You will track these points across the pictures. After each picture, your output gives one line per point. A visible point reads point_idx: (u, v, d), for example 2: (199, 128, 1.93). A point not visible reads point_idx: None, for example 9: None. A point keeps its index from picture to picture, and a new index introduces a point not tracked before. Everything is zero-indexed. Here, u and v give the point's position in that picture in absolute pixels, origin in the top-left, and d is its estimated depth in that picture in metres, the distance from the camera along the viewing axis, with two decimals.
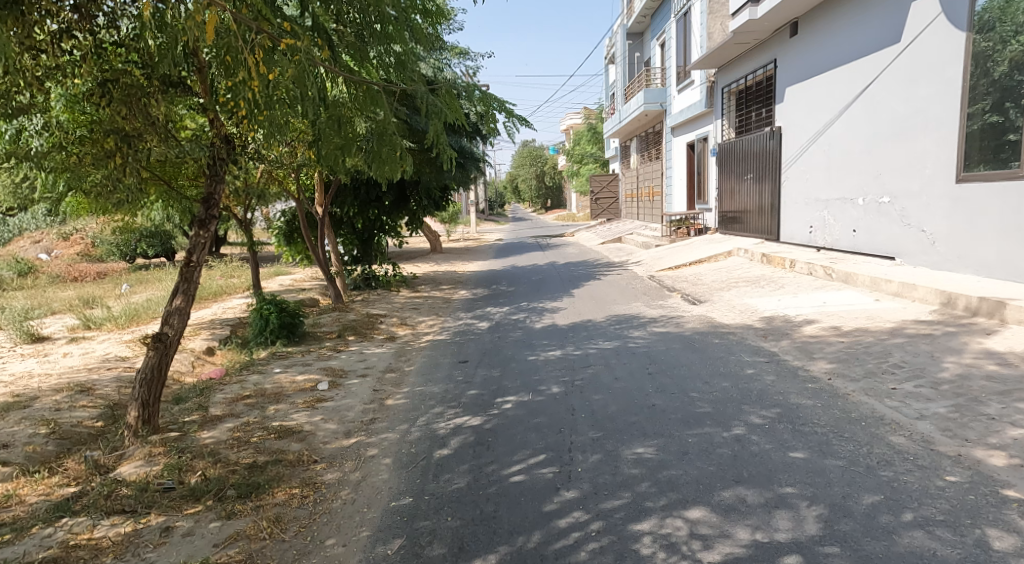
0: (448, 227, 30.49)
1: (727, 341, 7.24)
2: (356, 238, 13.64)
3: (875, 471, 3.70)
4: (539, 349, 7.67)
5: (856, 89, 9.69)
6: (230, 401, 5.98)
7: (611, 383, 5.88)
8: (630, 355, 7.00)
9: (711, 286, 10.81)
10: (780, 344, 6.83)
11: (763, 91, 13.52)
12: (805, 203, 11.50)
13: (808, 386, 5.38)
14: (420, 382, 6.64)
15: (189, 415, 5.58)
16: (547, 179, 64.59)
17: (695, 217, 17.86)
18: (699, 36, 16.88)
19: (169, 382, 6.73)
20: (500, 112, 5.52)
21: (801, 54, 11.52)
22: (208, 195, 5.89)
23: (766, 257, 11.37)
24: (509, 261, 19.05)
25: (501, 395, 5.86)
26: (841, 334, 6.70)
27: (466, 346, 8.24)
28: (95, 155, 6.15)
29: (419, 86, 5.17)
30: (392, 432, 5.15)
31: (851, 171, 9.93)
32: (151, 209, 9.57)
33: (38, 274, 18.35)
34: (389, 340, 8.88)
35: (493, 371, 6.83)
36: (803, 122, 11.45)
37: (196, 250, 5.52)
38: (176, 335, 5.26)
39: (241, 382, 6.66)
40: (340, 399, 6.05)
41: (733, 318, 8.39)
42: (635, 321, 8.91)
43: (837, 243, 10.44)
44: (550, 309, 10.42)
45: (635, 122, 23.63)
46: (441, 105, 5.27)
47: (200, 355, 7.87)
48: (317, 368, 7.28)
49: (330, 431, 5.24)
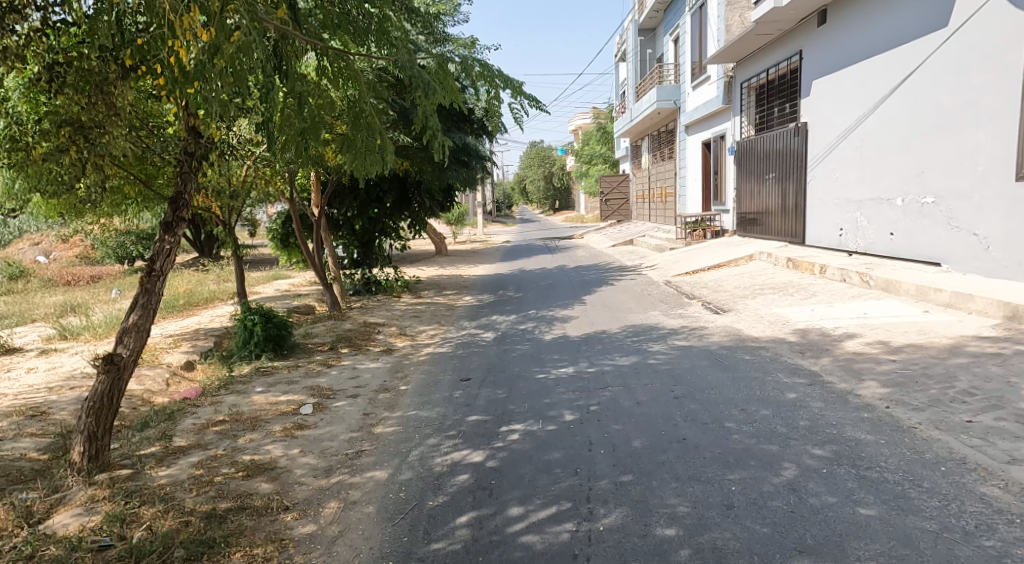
0: (454, 227, 29.80)
1: (759, 358, 6.48)
2: (356, 239, 12.93)
3: (976, 541, 2.96)
4: (549, 365, 6.93)
5: (894, 80, 8.94)
6: (199, 429, 5.27)
7: (632, 411, 5.14)
8: (652, 374, 6.26)
9: (733, 293, 10.06)
10: (820, 362, 6.05)
11: (786, 85, 12.75)
12: (833, 204, 10.74)
13: (863, 416, 4.61)
14: (416, 406, 5.91)
15: (149, 446, 4.88)
16: (555, 180, 63.89)
17: (711, 218, 17.07)
18: (716, 29, 16.15)
19: (136, 405, 6.03)
20: (504, 90, 4.79)
21: (830, 43, 10.76)
22: (176, 195, 5.18)
23: (793, 262, 10.61)
24: (516, 264, 18.32)
25: (507, 423, 5.13)
26: (891, 352, 5.92)
27: (469, 361, 7.51)
28: (50, 150, 5.45)
29: (406, 59, 4.52)
30: (380, 469, 4.43)
31: (887, 169, 9.17)
32: (131, 211, 8.91)
33: (30, 278, 17.82)
34: (384, 352, 8.18)
35: (498, 391, 6.11)
36: (832, 117, 10.69)
37: (160, 257, 4.85)
38: (131, 357, 4.59)
39: (216, 405, 5.96)
40: (324, 427, 5.35)
41: (762, 330, 7.63)
42: (654, 333, 8.16)
43: (871, 247, 9.69)
44: (560, 318, 9.67)
45: (647, 121, 22.94)
46: (430, 80, 4.59)
47: (177, 370, 7.16)
48: (303, 387, 6.56)
49: (308, 467, 4.52)
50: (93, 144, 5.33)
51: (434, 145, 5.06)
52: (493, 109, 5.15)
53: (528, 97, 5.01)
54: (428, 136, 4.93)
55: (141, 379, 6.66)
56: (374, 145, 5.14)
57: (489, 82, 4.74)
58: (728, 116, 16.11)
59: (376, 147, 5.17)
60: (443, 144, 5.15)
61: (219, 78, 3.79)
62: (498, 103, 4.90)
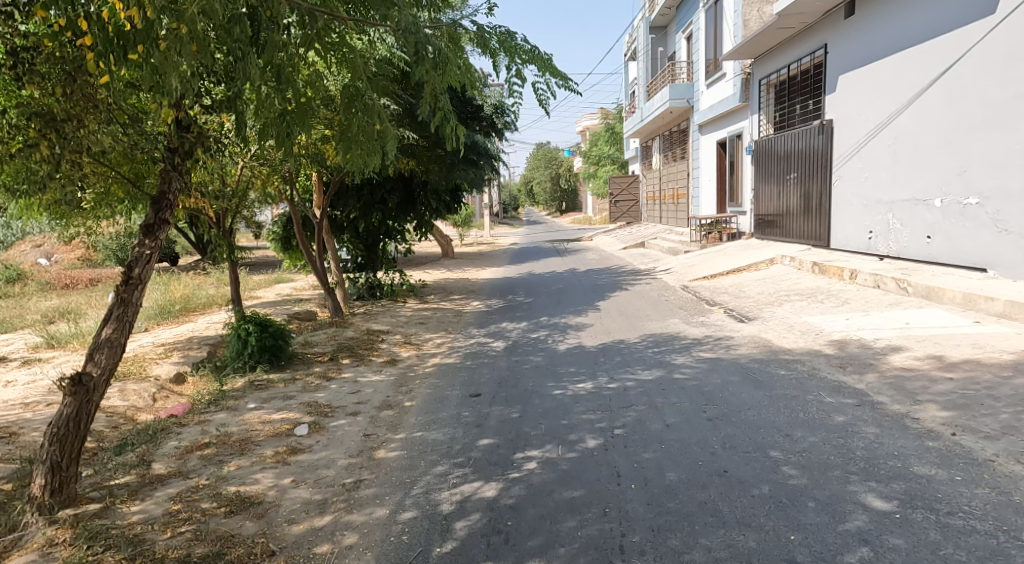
0: (461, 229, 29.24)
1: (795, 373, 5.93)
2: (361, 242, 12.54)
3: None
4: (565, 379, 6.40)
5: (933, 73, 8.44)
6: (182, 453, 4.77)
7: (663, 436, 4.62)
8: (679, 391, 5.73)
9: (758, 299, 9.51)
10: (865, 380, 5.51)
11: (809, 82, 12.21)
12: (861, 205, 10.21)
13: (928, 445, 4.07)
14: (422, 427, 5.40)
15: (124, 475, 4.36)
16: (562, 182, 63.44)
17: (726, 221, 16.49)
18: (732, 24, 15.60)
19: (117, 424, 5.53)
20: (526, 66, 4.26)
21: (859, 36, 10.24)
22: (160, 196, 4.75)
23: (820, 267, 10.07)
24: (525, 267, 17.78)
25: (522, 450, 4.61)
26: (946, 369, 5.37)
27: (479, 374, 6.99)
28: (18, 144, 4.99)
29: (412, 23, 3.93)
30: (381, 504, 3.93)
31: (923, 168, 8.66)
32: (121, 213, 8.43)
33: (27, 281, 17.39)
34: (388, 364, 7.67)
35: (511, 409, 5.60)
36: (861, 113, 10.17)
37: (139, 263, 4.40)
38: (102, 377, 4.07)
39: (203, 424, 5.46)
40: (320, 451, 4.84)
41: (794, 341, 7.09)
42: (676, 343, 7.62)
43: (905, 251, 9.16)
44: (574, 326, 9.15)
45: (659, 120, 22.43)
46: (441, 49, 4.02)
47: (166, 384, 6.67)
48: (300, 404, 6.05)
49: (301, 502, 4.00)
50: (67, 139, 4.77)
51: (445, 131, 4.51)
52: (513, 90, 4.64)
53: (558, 77, 4.46)
54: (437, 119, 4.38)
55: (126, 394, 6.16)
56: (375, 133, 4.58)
57: (510, 55, 4.23)
58: (745, 115, 15.55)
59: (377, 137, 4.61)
60: (457, 131, 4.60)
61: (179, 47, 3.27)
62: (518, 80, 4.39)
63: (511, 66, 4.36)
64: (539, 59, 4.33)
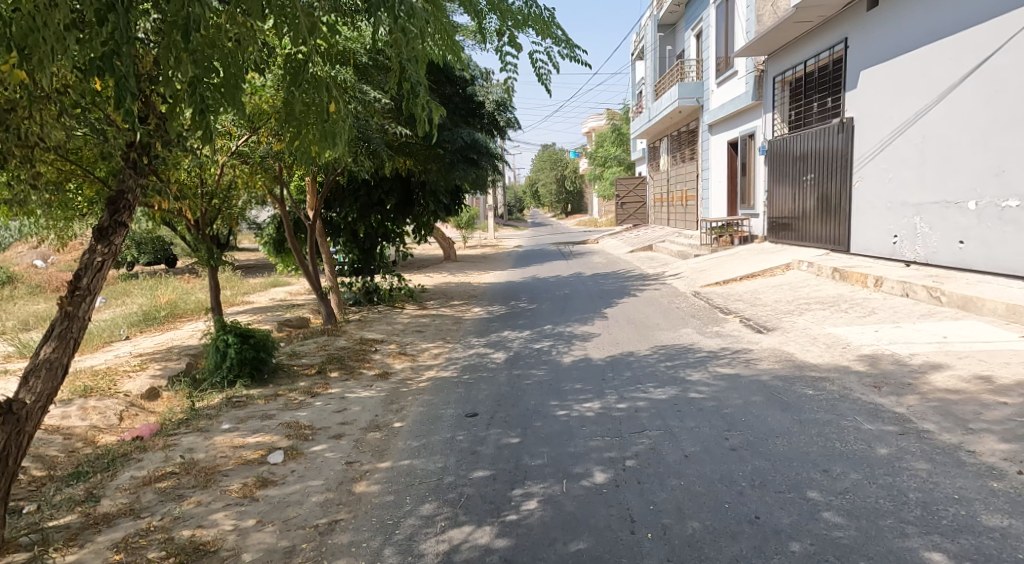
0: (464, 232, 28.66)
1: (826, 394, 5.36)
2: (358, 247, 12.04)
3: None
4: (570, 397, 5.86)
5: (966, 65, 7.90)
6: (138, 484, 4.24)
7: (681, 469, 4.08)
8: (698, 414, 5.16)
9: (776, 307, 8.95)
10: (906, 403, 4.94)
11: (828, 78, 11.63)
12: (885, 207, 9.65)
13: (993, 486, 3.50)
14: (410, 454, 4.84)
15: (66, 514, 3.83)
16: (568, 184, 62.89)
17: (738, 223, 15.90)
18: (745, 20, 15.03)
19: (75, 449, 5.01)
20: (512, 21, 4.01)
21: (882, 28, 9.70)
22: (117, 196, 4.30)
23: (841, 273, 9.49)
24: (530, 271, 17.20)
25: (521, 484, 4.06)
26: (997, 392, 4.81)
27: (476, 390, 6.44)
28: None
29: None
30: (356, 554, 3.40)
31: (955, 168, 8.14)
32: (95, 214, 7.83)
33: (19, 284, 16.97)
34: (380, 377, 7.13)
35: (510, 433, 5.05)
36: (884, 110, 9.61)
37: (87, 274, 3.96)
38: (37, 404, 3.62)
39: (169, 448, 4.93)
40: (294, 483, 4.32)
41: (819, 355, 6.54)
42: (690, 356, 7.06)
43: (932, 256, 8.63)
44: (580, 335, 8.59)
45: (666, 120, 21.86)
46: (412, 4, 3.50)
47: (137, 400, 6.13)
48: (279, 424, 5.51)
49: (263, 550, 3.47)
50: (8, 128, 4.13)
51: (418, 106, 3.97)
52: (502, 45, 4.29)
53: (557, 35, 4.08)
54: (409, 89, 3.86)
55: (88, 413, 5.61)
56: (325, 119, 3.97)
57: (501, 18, 4.01)
58: (758, 113, 14.96)
59: (328, 123, 4.01)
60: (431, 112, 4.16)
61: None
62: (511, 48, 4.21)
63: (503, 32, 4.18)
64: (537, 21, 4.14)
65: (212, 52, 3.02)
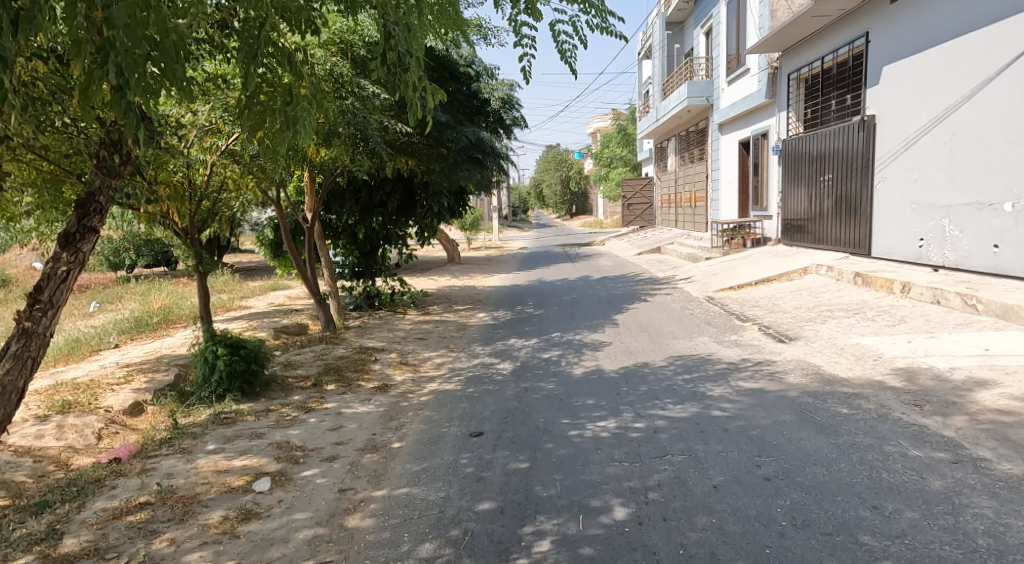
0: (467, 233, 28.19)
1: (862, 414, 4.93)
2: (358, 249, 11.60)
3: None
4: (583, 415, 5.43)
5: (1002, 58, 7.52)
6: (107, 517, 3.84)
7: (713, 503, 3.68)
8: (723, 435, 4.73)
9: (796, 314, 8.52)
10: (954, 425, 4.51)
11: (847, 74, 11.20)
12: (910, 209, 9.23)
13: None
14: (409, 480, 4.42)
15: (22, 555, 3.44)
16: (572, 185, 62.48)
17: (750, 225, 15.44)
18: (757, 16, 14.56)
19: (44, 474, 4.59)
20: None
21: (907, 20, 9.26)
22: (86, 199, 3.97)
23: (864, 278, 9.05)
24: (535, 274, 16.73)
25: (532, 520, 3.65)
26: None
27: (481, 405, 6.01)
28: None
29: None
30: None
31: (990, 168, 7.76)
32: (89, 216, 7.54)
33: (13, 286, 16.57)
34: (379, 389, 6.71)
35: (519, 457, 4.64)
36: (909, 107, 9.19)
37: (50, 283, 3.70)
38: None
39: (145, 472, 4.53)
40: (280, 516, 3.91)
41: (850, 368, 6.10)
42: (709, 368, 6.62)
43: (963, 261, 8.23)
44: (590, 344, 8.15)
45: (674, 120, 21.41)
46: None
47: (119, 416, 5.73)
48: (268, 444, 5.09)
49: None
50: None
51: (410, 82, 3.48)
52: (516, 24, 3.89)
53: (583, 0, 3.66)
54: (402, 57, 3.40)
55: (64, 431, 5.20)
56: (288, 95, 3.50)
57: None
58: (771, 111, 14.51)
59: (290, 99, 3.56)
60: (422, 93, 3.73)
61: None
62: (528, 16, 3.75)
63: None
64: None
65: (144, 16, 2.66)
